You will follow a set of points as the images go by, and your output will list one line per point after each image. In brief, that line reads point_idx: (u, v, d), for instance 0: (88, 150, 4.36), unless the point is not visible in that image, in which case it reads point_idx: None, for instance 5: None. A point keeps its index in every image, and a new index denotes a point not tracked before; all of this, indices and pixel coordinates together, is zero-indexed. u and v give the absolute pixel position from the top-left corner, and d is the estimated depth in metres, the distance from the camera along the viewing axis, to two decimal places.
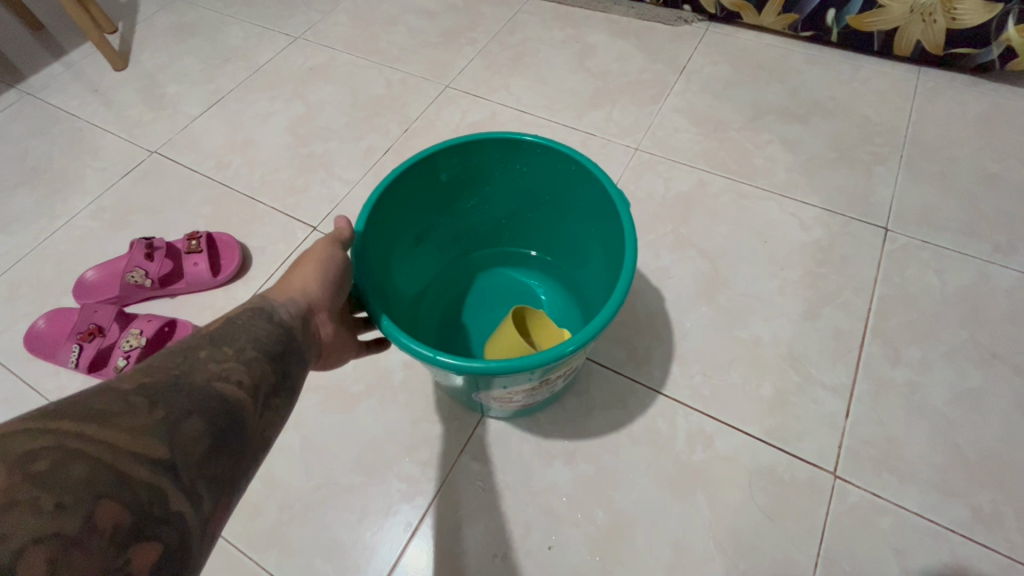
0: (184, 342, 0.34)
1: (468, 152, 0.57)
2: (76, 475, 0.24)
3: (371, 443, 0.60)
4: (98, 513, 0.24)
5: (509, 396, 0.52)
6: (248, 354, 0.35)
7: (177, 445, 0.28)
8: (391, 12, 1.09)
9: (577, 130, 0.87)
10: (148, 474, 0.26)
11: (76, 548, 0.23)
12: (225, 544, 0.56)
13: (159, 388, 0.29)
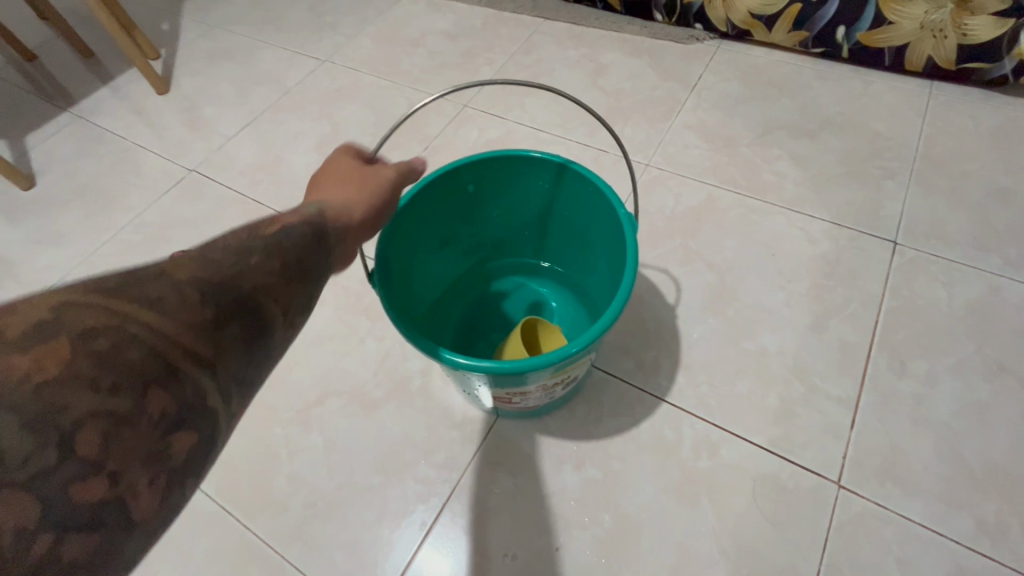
0: (237, 233, 0.32)
1: (490, 166, 0.61)
2: (132, 356, 0.24)
3: (390, 445, 0.64)
4: (149, 397, 0.24)
5: (513, 397, 0.55)
6: (292, 253, 0.33)
7: (223, 339, 0.27)
8: (414, 35, 1.14)
9: (589, 147, 0.90)
10: (195, 364, 0.26)
11: (127, 426, 0.23)
12: (254, 537, 0.60)
13: (211, 276, 0.28)
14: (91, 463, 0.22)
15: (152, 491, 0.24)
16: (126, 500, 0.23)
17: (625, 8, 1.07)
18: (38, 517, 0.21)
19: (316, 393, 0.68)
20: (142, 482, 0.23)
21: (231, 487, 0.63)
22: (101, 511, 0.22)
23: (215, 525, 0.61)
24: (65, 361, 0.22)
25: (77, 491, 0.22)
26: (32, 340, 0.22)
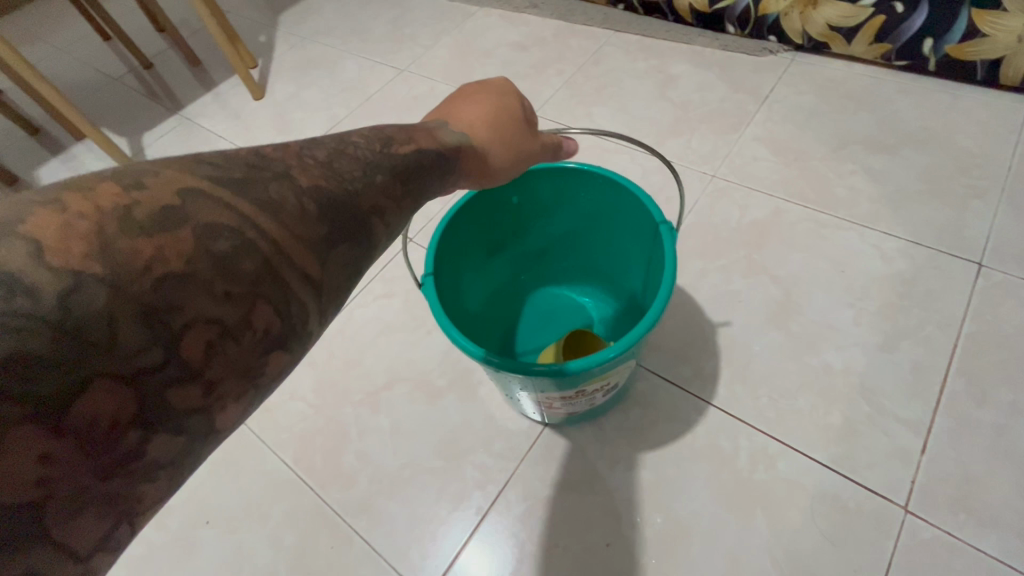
0: (359, 154, 0.30)
1: (534, 180, 0.63)
2: (245, 268, 0.22)
3: (451, 432, 0.67)
4: (256, 314, 0.22)
5: (550, 401, 0.57)
6: (401, 188, 0.31)
7: (326, 266, 0.26)
8: (487, 46, 1.20)
9: (655, 157, 0.91)
10: (301, 291, 0.24)
11: (231, 340, 0.22)
12: (324, 504, 0.65)
13: (329, 201, 0.26)
14: (195, 369, 0.21)
15: (235, 408, 0.23)
16: (209, 411, 0.22)
17: (697, 20, 1.07)
18: (139, 411, 0.20)
19: (385, 378, 0.73)
20: (233, 396, 0.23)
21: (306, 456, 0.68)
22: (190, 420, 0.21)
23: (291, 490, 0.66)
24: (186, 260, 0.21)
25: (174, 396, 0.20)
26: (156, 223, 0.21)
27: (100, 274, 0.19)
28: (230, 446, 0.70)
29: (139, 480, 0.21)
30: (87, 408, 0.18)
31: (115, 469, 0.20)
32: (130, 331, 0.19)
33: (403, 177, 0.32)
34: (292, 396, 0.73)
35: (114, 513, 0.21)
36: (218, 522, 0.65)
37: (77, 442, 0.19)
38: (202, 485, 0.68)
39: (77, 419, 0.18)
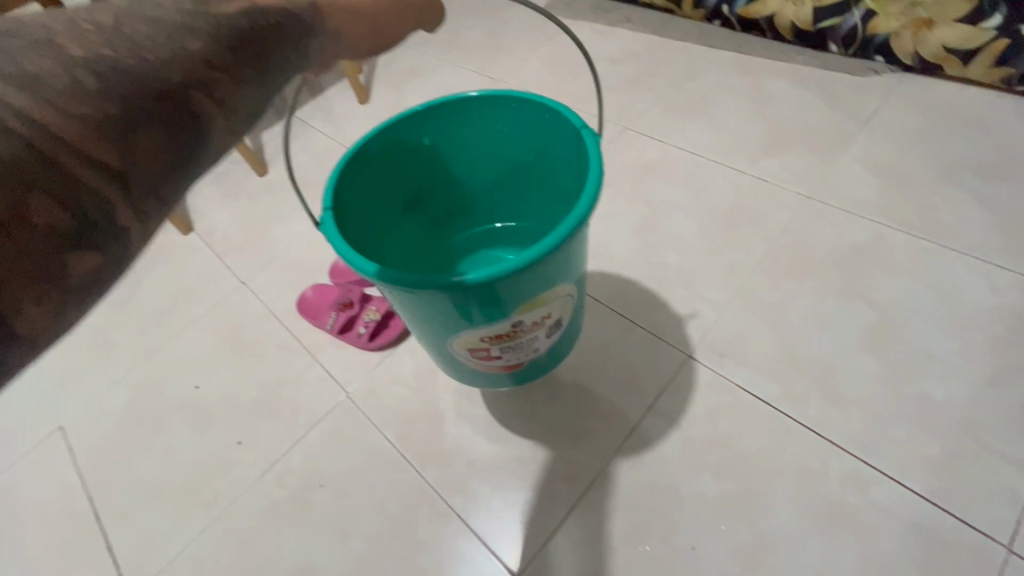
0: (164, 17, 0.32)
1: (446, 114, 0.66)
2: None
3: (542, 427, 0.72)
4: (30, 206, 0.25)
5: (487, 348, 0.60)
6: (226, 66, 0.33)
7: (127, 154, 0.29)
8: (580, 59, 1.24)
9: (749, 174, 0.92)
10: (80, 191, 0.27)
11: (18, 231, 0.25)
12: (424, 481, 0.71)
13: (121, 81, 0.29)
14: None
15: (53, 297, 0.27)
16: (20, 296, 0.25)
17: (797, 38, 1.07)
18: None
19: None
20: (32, 297, 0.26)
21: (408, 436, 0.75)
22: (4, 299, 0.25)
23: (394, 465, 0.73)
24: None
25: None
26: None
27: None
28: (341, 421, 0.78)
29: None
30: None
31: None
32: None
33: (226, 46, 0.33)
34: (395, 380, 0.80)
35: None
36: (330, 487, 0.73)
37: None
38: (316, 453, 0.76)
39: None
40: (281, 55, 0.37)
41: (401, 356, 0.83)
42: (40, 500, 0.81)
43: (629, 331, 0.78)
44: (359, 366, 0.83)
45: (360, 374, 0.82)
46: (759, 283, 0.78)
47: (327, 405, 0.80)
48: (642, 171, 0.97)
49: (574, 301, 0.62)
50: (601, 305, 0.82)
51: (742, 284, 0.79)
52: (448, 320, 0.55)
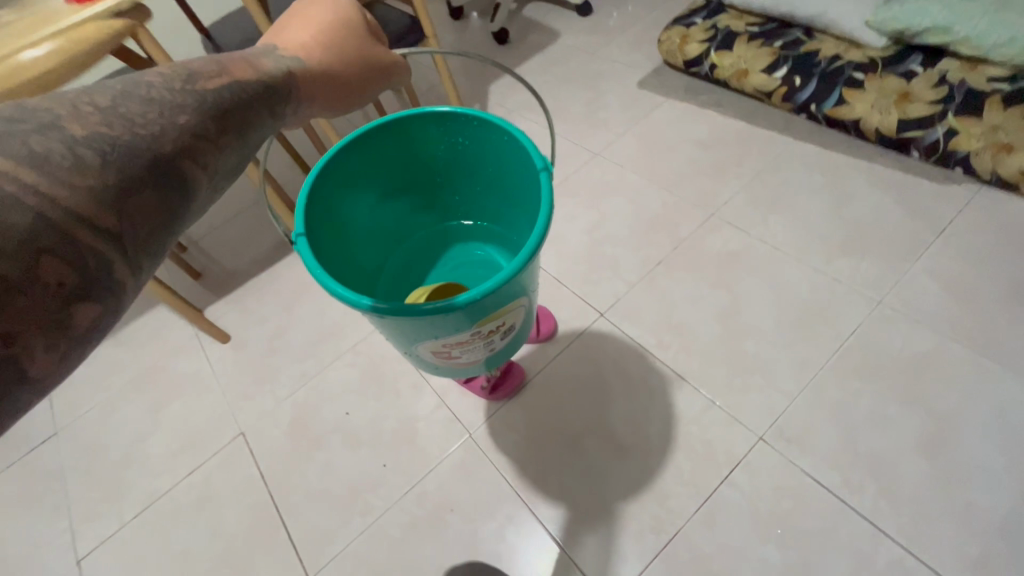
0: (153, 95, 0.33)
1: (412, 125, 0.78)
2: (12, 221, 0.23)
3: (633, 484, 0.89)
4: (40, 265, 0.23)
5: (448, 352, 0.70)
6: (219, 134, 0.36)
7: (125, 214, 0.27)
8: (672, 140, 1.38)
9: (824, 273, 1.04)
10: (98, 242, 0.26)
11: (18, 292, 0.22)
12: (535, 517, 0.89)
13: (123, 147, 0.29)
14: None
15: (48, 357, 0.24)
16: (16, 362, 0.23)
17: (880, 141, 1.16)
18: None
19: (582, 428, 0.96)
20: (40, 351, 0.24)
21: (523, 477, 0.94)
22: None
23: (510, 500, 0.92)
24: None
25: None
26: None
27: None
28: (466, 457, 0.98)
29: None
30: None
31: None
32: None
33: (223, 119, 0.37)
34: (510, 428, 0.99)
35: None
36: (459, 511, 0.93)
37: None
38: (447, 482, 0.96)
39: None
40: (259, 85, 0.43)
41: (514, 407, 1.01)
42: (228, 493, 1.05)
43: (709, 409, 0.93)
44: (480, 411, 1.02)
45: (480, 418, 1.01)
46: (828, 380, 0.91)
47: (455, 443, 1.00)
48: (726, 259, 1.11)
49: (526, 310, 0.73)
50: (685, 381, 0.97)
51: (813, 379, 0.92)
52: (421, 335, 0.65)
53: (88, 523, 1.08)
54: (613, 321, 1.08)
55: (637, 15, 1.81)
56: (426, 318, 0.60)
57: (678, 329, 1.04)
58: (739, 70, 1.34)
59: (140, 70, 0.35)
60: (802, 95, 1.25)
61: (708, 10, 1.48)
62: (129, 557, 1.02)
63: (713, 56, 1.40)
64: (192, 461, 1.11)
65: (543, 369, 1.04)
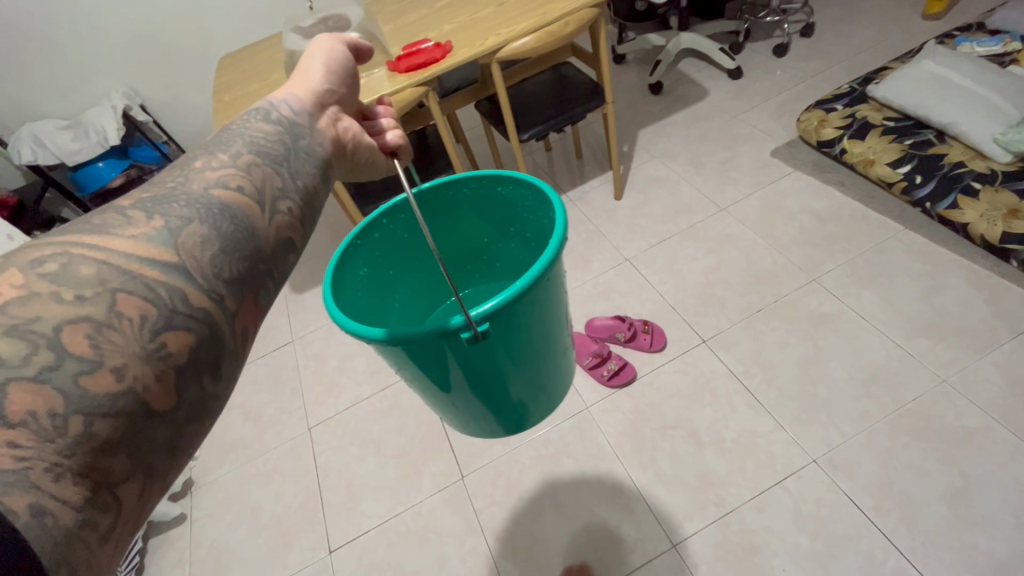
0: (173, 176, 0.47)
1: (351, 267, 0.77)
2: (86, 275, 0.37)
3: (706, 469, 1.19)
4: (119, 304, 0.36)
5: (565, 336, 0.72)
6: (246, 166, 0.49)
7: (179, 252, 0.41)
8: (792, 208, 1.62)
9: (901, 347, 1.26)
10: (158, 274, 0.39)
11: (106, 329, 0.35)
12: (628, 474, 1.23)
13: (155, 202, 0.43)
14: (88, 362, 0.34)
15: (160, 386, 0.36)
16: (139, 391, 0.35)
17: (983, 244, 1.33)
18: (59, 406, 0.33)
19: (674, 421, 1.28)
20: (146, 379, 0.36)
21: (622, 445, 1.28)
22: (116, 399, 0.34)
23: (611, 458, 1.27)
24: (39, 291, 0.35)
25: (86, 382, 0.34)
26: (49, 267, 0.36)
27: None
28: (583, 422, 1.34)
29: (102, 461, 0.34)
30: (16, 407, 0.32)
31: (75, 453, 0.33)
32: (12, 346, 0.33)
33: (242, 151, 0.50)
34: (618, 410, 1.33)
35: (91, 485, 0.33)
36: (574, 457, 1.29)
37: (26, 434, 0.31)
38: (567, 437, 1.33)
39: (20, 416, 0.32)
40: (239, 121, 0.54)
41: (624, 396, 1.35)
42: (409, 407, 1.50)
43: (777, 430, 1.20)
44: (598, 393, 1.38)
45: (597, 398, 1.37)
46: (882, 432, 1.15)
47: (576, 411, 1.36)
48: (818, 319, 1.36)
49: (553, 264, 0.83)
50: (762, 406, 1.25)
51: (869, 427, 1.16)
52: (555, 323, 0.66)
53: (314, 405, 1.59)
54: (712, 348, 1.38)
55: (783, 87, 2.03)
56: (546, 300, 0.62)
57: (765, 365, 1.31)
58: (867, 158, 1.55)
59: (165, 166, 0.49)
60: (920, 192, 1.44)
61: (850, 98, 1.72)
62: (340, 434, 1.50)
63: (845, 142, 1.61)
64: (386, 381, 1.58)
65: (651, 372, 1.38)
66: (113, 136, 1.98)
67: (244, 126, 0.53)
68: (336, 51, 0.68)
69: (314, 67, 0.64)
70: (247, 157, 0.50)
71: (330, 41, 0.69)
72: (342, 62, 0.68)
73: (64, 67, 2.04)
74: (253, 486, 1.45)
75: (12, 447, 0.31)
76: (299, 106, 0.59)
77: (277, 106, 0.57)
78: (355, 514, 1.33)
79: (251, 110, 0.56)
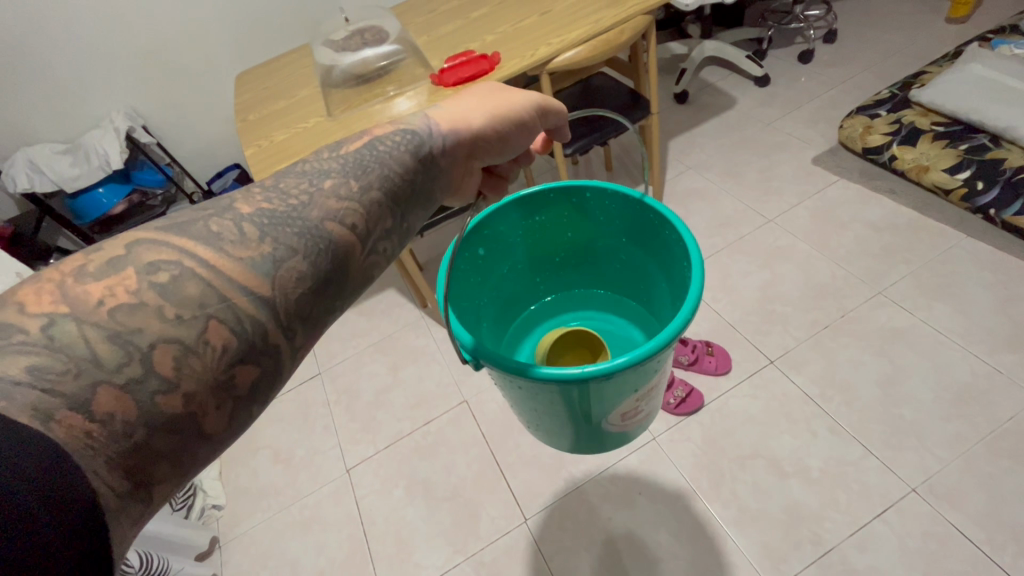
0: (305, 185, 0.46)
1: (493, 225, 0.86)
2: (190, 292, 0.37)
3: (795, 502, 1.11)
4: (209, 331, 0.36)
5: (630, 409, 0.70)
6: (368, 203, 0.47)
7: (278, 285, 0.40)
8: (844, 218, 1.56)
9: (986, 362, 1.20)
10: (252, 304, 0.38)
11: (192, 354, 0.35)
12: (710, 511, 1.14)
13: (272, 221, 0.42)
14: (169, 381, 0.34)
15: (218, 413, 0.37)
16: (198, 415, 0.36)
17: None
18: (133, 414, 0.33)
19: (752, 450, 1.19)
20: (208, 404, 0.36)
21: (699, 479, 1.19)
22: (178, 419, 0.35)
23: (687, 492, 1.18)
24: (141, 297, 0.35)
25: (161, 402, 0.34)
26: (155, 272, 0.37)
27: (86, 321, 0.34)
28: (655, 453, 1.25)
29: (149, 467, 0.34)
30: (101, 407, 0.32)
31: (130, 455, 0.33)
32: (109, 350, 0.34)
33: (373, 185, 0.49)
34: (689, 440, 1.24)
35: (133, 484, 0.33)
36: (652, 493, 1.19)
37: (101, 431, 0.32)
38: (640, 470, 1.23)
39: (102, 414, 0.32)
40: (389, 139, 0.53)
41: (692, 423, 1.27)
42: (456, 443, 1.39)
43: (866, 456, 1.13)
44: (664, 421, 1.29)
45: (664, 427, 1.28)
46: (980, 455, 1.09)
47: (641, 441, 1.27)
48: (890, 334, 1.29)
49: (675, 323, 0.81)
50: (845, 430, 1.18)
51: (966, 451, 1.10)
52: (628, 391, 0.66)
53: (350, 444, 1.47)
54: (781, 368, 1.30)
55: (812, 93, 1.99)
56: (640, 369, 0.62)
57: (842, 387, 1.24)
58: (920, 165, 1.50)
59: (303, 164, 0.49)
60: (983, 199, 1.38)
61: (892, 103, 1.68)
62: (383, 475, 1.38)
63: (894, 149, 1.57)
64: (428, 415, 1.47)
65: (718, 397, 1.29)
66: (116, 159, 1.85)
67: (386, 152, 0.52)
68: (522, 107, 0.62)
69: (489, 115, 0.60)
70: (374, 194, 0.48)
71: (526, 97, 0.63)
72: (518, 116, 0.62)
73: (61, 88, 1.92)
74: (290, 537, 1.33)
75: (87, 438, 0.32)
76: (445, 141, 0.57)
77: (426, 135, 0.56)
78: (409, 566, 1.22)
79: (396, 130, 0.55)
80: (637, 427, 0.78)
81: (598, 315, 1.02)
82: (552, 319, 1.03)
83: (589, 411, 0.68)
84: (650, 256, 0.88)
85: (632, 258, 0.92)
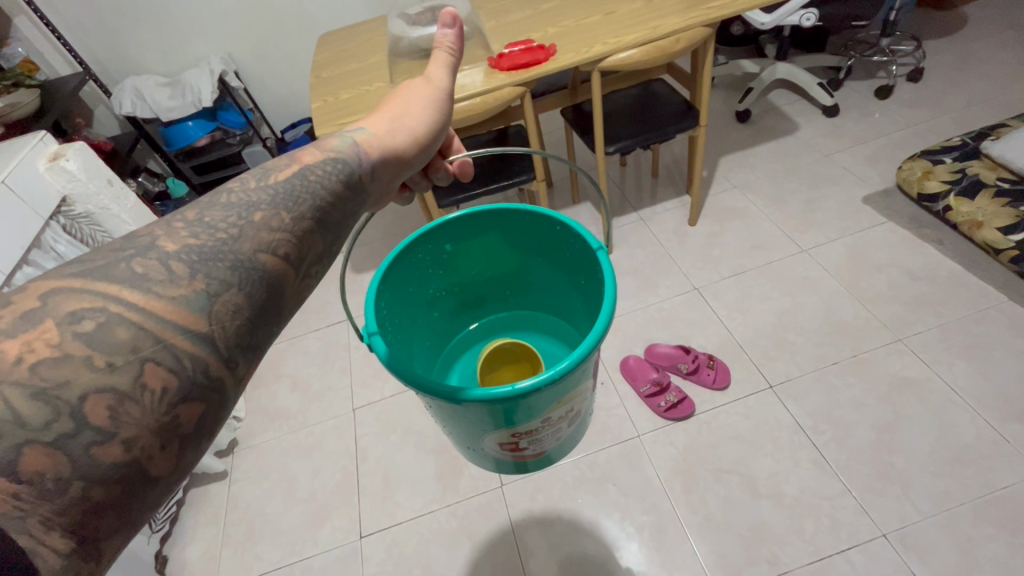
0: (223, 212, 0.42)
1: (446, 238, 0.92)
2: (121, 338, 0.34)
3: (762, 525, 1.13)
4: (145, 374, 0.34)
5: (515, 441, 0.74)
6: (301, 233, 0.45)
7: (214, 320, 0.38)
8: (882, 261, 1.52)
9: (993, 428, 1.16)
10: (188, 344, 0.36)
11: (128, 401, 0.34)
12: (676, 515, 1.18)
13: (202, 255, 0.39)
14: (102, 433, 0.33)
15: (164, 454, 0.35)
16: (143, 460, 0.34)
17: None
18: (65, 470, 0.32)
19: (732, 469, 1.21)
20: (152, 448, 0.35)
21: (674, 484, 1.22)
22: (119, 469, 0.33)
23: (658, 493, 1.21)
24: (63, 348, 0.33)
25: (97, 453, 0.32)
26: (81, 317, 0.34)
27: (6, 380, 0.31)
28: (636, 452, 1.28)
29: (93, 520, 0.33)
30: (27, 466, 0.31)
31: (67, 513, 0.32)
32: (34, 408, 0.31)
33: (304, 214, 0.46)
34: (672, 446, 1.28)
35: (79, 539, 0.32)
36: (625, 489, 1.24)
37: (29, 490, 0.31)
38: (619, 466, 1.27)
39: (29, 473, 0.31)
40: (318, 166, 0.50)
41: (678, 430, 1.30)
42: None
43: (843, 494, 1.13)
44: (652, 423, 1.32)
45: (650, 429, 1.31)
46: (965, 518, 1.07)
47: (626, 438, 1.31)
48: (900, 383, 1.27)
49: (592, 393, 0.78)
50: (830, 466, 1.17)
51: (949, 510, 1.08)
52: (505, 426, 0.71)
53: (361, 387, 1.59)
54: (779, 394, 1.31)
55: (881, 131, 1.92)
56: (506, 406, 0.65)
57: (836, 423, 1.23)
58: (974, 220, 1.44)
59: (222, 191, 0.44)
60: None
61: (961, 151, 1.62)
62: (384, 419, 1.50)
63: (951, 198, 1.51)
64: None
65: (710, 409, 1.32)
66: (206, 98, 2.04)
67: (318, 183, 0.48)
68: (440, 126, 0.64)
69: (413, 131, 0.61)
70: (306, 223, 0.45)
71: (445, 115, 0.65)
72: (437, 136, 0.64)
73: (170, 28, 2.13)
74: (293, 457, 1.47)
75: (14, 498, 0.30)
76: (373, 167, 0.55)
77: (355, 161, 0.53)
78: (390, 504, 1.32)
79: (327, 157, 0.51)
80: (528, 461, 0.83)
81: (557, 346, 1.03)
82: (516, 331, 1.09)
83: (469, 429, 0.74)
84: (586, 295, 0.90)
85: (576, 294, 0.95)
